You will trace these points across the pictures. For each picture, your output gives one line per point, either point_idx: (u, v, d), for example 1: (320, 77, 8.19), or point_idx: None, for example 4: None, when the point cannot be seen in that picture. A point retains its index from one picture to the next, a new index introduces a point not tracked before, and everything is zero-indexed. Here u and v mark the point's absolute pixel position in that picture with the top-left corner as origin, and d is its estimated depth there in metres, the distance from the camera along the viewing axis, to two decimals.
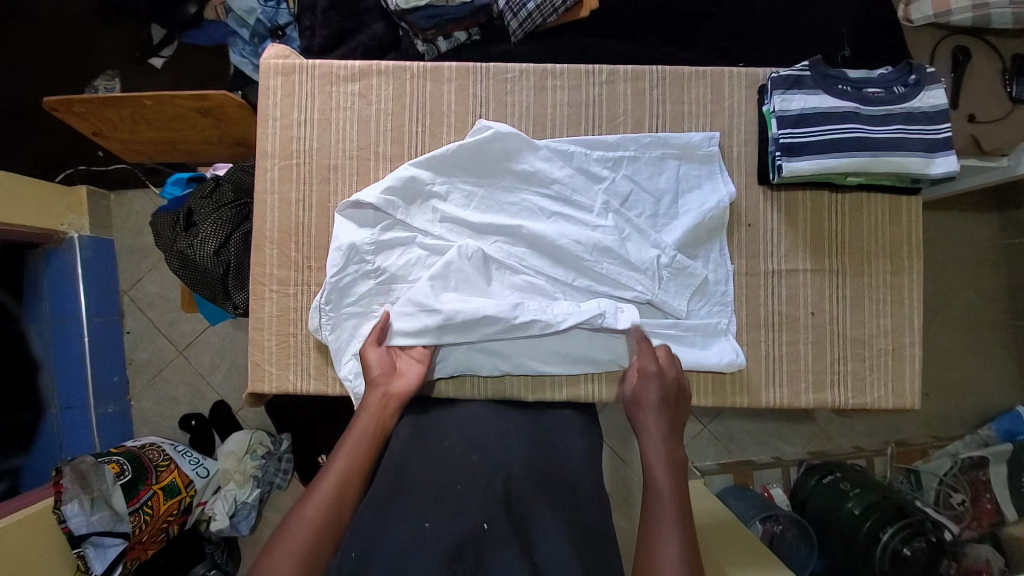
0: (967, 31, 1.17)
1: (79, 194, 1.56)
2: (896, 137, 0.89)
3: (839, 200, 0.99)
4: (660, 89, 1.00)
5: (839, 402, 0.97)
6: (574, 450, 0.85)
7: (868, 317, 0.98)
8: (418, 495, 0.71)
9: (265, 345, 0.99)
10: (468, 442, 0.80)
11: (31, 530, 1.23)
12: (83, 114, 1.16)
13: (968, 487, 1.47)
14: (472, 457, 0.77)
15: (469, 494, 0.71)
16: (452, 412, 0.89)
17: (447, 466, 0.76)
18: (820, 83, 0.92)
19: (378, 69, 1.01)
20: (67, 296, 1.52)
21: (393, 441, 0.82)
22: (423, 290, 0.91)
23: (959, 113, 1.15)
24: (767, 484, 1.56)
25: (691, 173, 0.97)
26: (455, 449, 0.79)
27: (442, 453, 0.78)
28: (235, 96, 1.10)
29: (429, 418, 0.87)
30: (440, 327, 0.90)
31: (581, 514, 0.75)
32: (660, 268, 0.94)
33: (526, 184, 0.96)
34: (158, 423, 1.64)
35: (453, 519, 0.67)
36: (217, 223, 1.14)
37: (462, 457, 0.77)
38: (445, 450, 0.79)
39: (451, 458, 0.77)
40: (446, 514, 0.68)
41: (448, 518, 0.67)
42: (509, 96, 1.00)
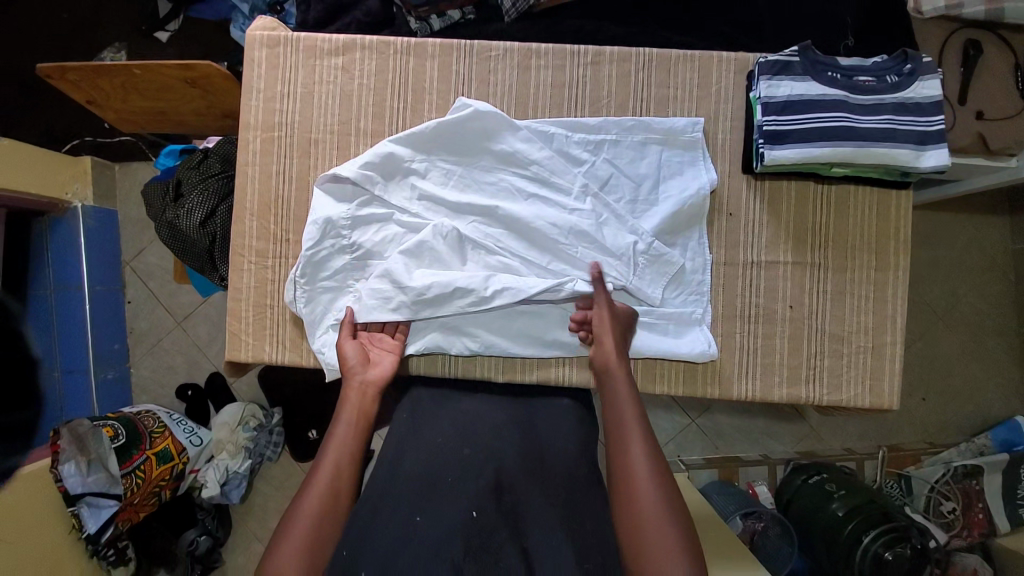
0: (977, 22, 1.12)
1: (84, 164, 1.58)
2: (884, 127, 0.87)
3: (824, 191, 0.97)
4: (646, 72, 0.98)
5: (814, 398, 0.96)
6: (571, 443, 0.82)
7: (848, 314, 0.96)
8: (408, 489, 0.69)
9: (242, 316, 1.00)
10: (461, 436, 0.78)
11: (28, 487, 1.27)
12: (76, 82, 1.18)
13: (961, 495, 1.43)
14: (465, 449, 0.75)
15: (459, 484, 0.68)
16: (456, 408, 0.88)
17: (441, 457, 0.74)
18: (809, 69, 0.90)
19: (362, 44, 1.00)
20: (68, 263, 1.55)
21: (391, 437, 0.83)
22: (397, 266, 0.92)
23: (967, 110, 1.10)
24: (752, 482, 1.54)
25: (674, 159, 0.95)
26: (448, 443, 0.76)
27: (435, 446, 0.76)
28: (221, 67, 1.11)
29: (421, 416, 0.87)
30: (416, 300, 0.90)
31: (580, 502, 0.70)
32: (636, 255, 0.92)
33: (505, 164, 0.96)
34: (153, 391, 1.68)
35: (440, 510, 0.65)
36: (203, 194, 1.15)
37: (453, 449, 0.75)
38: (437, 443, 0.77)
39: (443, 451, 0.75)
40: (436, 505, 0.65)
41: (439, 509, 0.65)
42: (492, 75, 0.99)
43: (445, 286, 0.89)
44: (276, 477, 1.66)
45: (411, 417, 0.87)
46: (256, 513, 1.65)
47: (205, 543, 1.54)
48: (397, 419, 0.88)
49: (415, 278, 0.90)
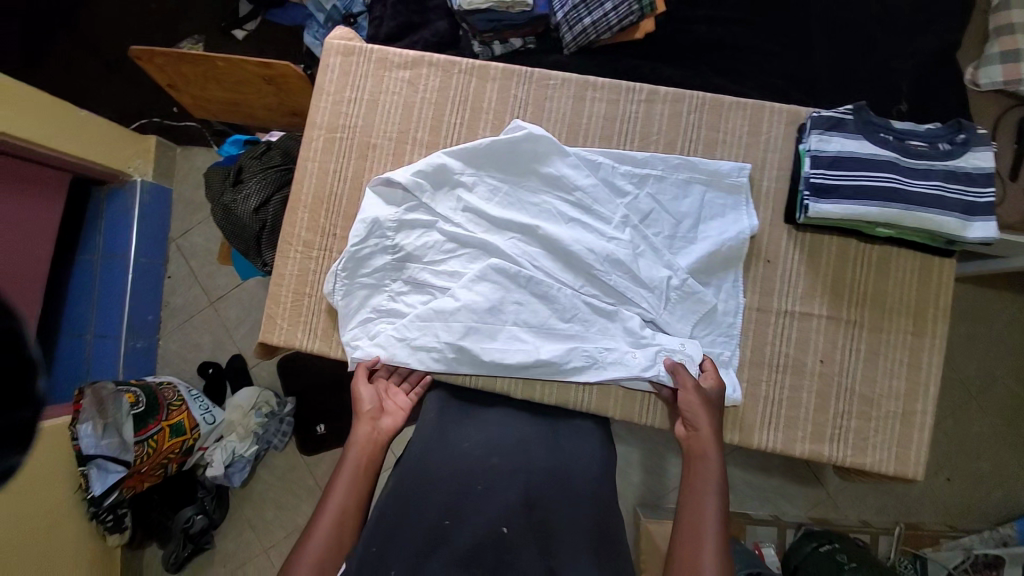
0: None
1: (150, 143, 1.69)
2: (933, 194, 0.87)
3: (866, 249, 0.96)
4: (697, 114, 1.00)
5: (837, 457, 0.94)
6: (596, 462, 0.84)
7: (880, 376, 0.94)
8: (440, 495, 0.73)
9: (280, 300, 1.04)
10: (488, 445, 0.81)
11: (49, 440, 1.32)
12: (162, 67, 1.27)
13: None
14: (492, 459, 0.78)
15: (489, 494, 0.73)
16: (480, 419, 0.91)
17: (467, 464, 0.77)
18: (861, 129, 0.91)
19: (429, 61, 1.06)
20: (120, 233, 1.65)
21: (418, 436, 0.85)
22: (480, 333, 0.94)
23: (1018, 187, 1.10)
24: (759, 542, 1.47)
25: (716, 202, 0.97)
26: (475, 450, 0.80)
27: (462, 454, 0.79)
28: (298, 69, 1.19)
29: (448, 420, 0.89)
30: (494, 368, 0.94)
31: (603, 525, 0.76)
32: (669, 289, 0.94)
33: (549, 187, 0.99)
34: (178, 365, 1.74)
35: (470, 519, 0.70)
36: (262, 182, 1.22)
37: (480, 458, 0.78)
38: (465, 450, 0.80)
39: (471, 460, 0.78)
40: (465, 511, 0.71)
41: (468, 516, 0.70)
42: (548, 101, 1.04)
43: (489, 332, 0.94)
44: (279, 466, 1.66)
45: (438, 420, 0.90)
46: (255, 499, 1.66)
47: (200, 522, 1.55)
48: (423, 427, 0.88)
49: (488, 350, 0.93)
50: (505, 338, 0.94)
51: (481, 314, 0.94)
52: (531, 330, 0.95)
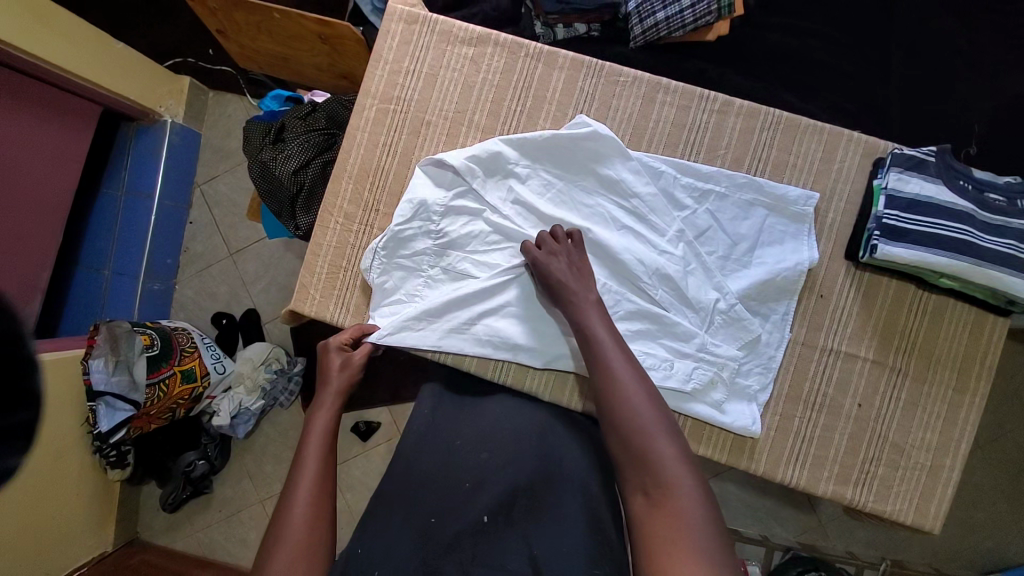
0: None
1: (183, 84, 1.65)
2: (1005, 252, 0.83)
3: (924, 298, 0.92)
4: (769, 133, 0.96)
5: (858, 502, 0.92)
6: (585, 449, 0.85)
7: (914, 428, 0.92)
8: (427, 491, 0.79)
9: (316, 271, 1.02)
10: (481, 438, 0.84)
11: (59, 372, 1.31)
12: (213, 10, 1.22)
13: None
14: (482, 454, 0.81)
15: (475, 492, 0.77)
16: (475, 412, 0.91)
17: (456, 458, 0.82)
18: (943, 173, 0.86)
19: (495, 40, 1.01)
20: (147, 172, 1.62)
21: (412, 424, 0.90)
22: (517, 314, 0.95)
23: None
24: (745, 559, 1.44)
25: (776, 227, 0.93)
26: (466, 445, 0.83)
27: (454, 448, 0.83)
28: (357, 32, 1.13)
29: (442, 415, 0.91)
30: (528, 350, 0.95)
31: (597, 516, 0.76)
32: (714, 313, 0.91)
33: (605, 189, 0.95)
34: (193, 313, 1.73)
35: (450, 514, 0.76)
36: (303, 145, 1.17)
37: (471, 452, 0.82)
38: (457, 447, 0.83)
39: (461, 456, 0.82)
40: (449, 508, 0.77)
41: (450, 513, 0.76)
42: (615, 99, 0.99)
43: (527, 323, 0.95)
44: (284, 424, 1.67)
45: (433, 411, 0.92)
46: (256, 452, 1.67)
47: (201, 467, 1.57)
48: (415, 417, 0.91)
49: (523, 335, 0.95)
50: (538, 330, 0.95)
51: (520, 296, 0.95)
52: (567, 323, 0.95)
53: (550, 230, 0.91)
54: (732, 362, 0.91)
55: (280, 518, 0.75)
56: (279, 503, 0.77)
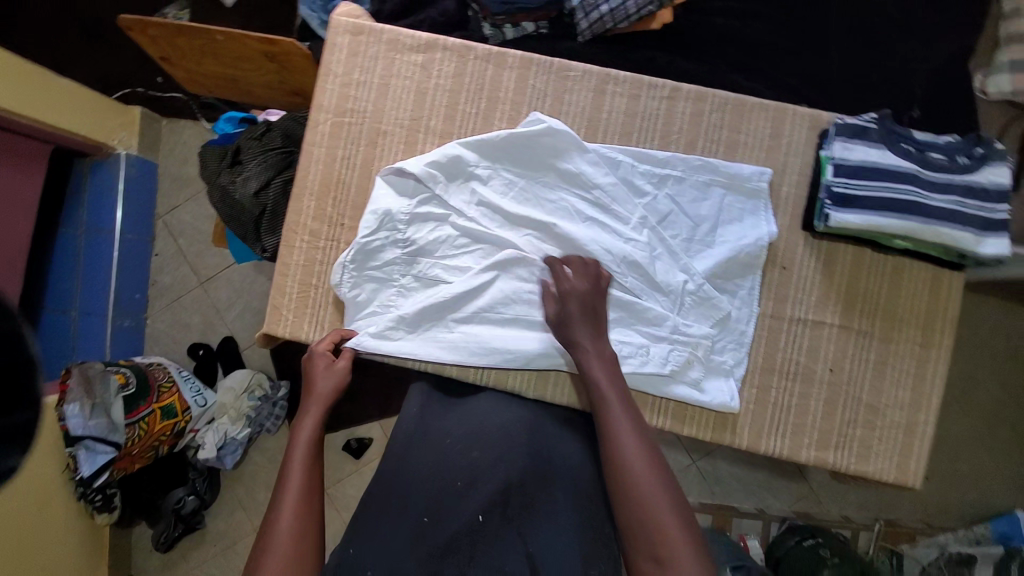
0: None
1: (134, 114, 1.61)
2: (951, 209, 0.86)
3: (882, 260, 0.96)
4: (718, 114, 0.98)
5: (841, 465, 0.95)
6: (579, 449, 0.89)
7: (886, 386, 0.95)
8: (419, 493, 0.79)
9: (286, 291, 1.00)
10: (469, 435, 0.85)
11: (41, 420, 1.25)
12: (155, 38, 1.20)
13: None
14: (473, 452, 0.81)
15: (468, 490, 0.77)
16: (463, 408, 0.94)
17: (446, 457, 0.82)
18: (884, 138, 0.90)
19: (443, 45, 1.01)
20: (106, 208, 1.58)
21: (400, 427, 0.91)
22: (492, 315, 0.95)
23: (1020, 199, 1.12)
24: (744, 534, 1.54)
25: (735, 205, 0.96)
26: (457, 444, 0.84)
27: (442, 447, 0.84)
28: (304, 48, 1.13)
29: (430, 414, 0.93)
30: (505, 350, 0.94)
31: (584, 509, 0.81)
32: (684, 294, 0.93)
33: (566, 183, 0.96)
34: (168, 347, 1.69)
35: (445, 513, 0.76)
36: (262, 166, 1.17)
37: (460, 451, 0.82)
38: (446, 445, 0.84)
39: (451, 455, 0.82)
40: (444, 508, 0.77)
41: (445, 515, 0.76)
42: (567, 94, 1.00)
43: (500, 321, 0.96)
44: (273, 450, 1.64)
45: (420, 415, 0.93)
46: (247, 481, 1.64)
47: (191, 503, 1.53)
48: (404, 418, 0.93)
49: (501, 335, 0.95)
50: (516, 328, 0.96)
51: (495, 296, 0.95)
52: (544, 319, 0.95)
53: (579, 258, 0.92)
54: (704, 341, 0.92)
55: (267, 529, 0.75)
56: (266, 514, 0.77)
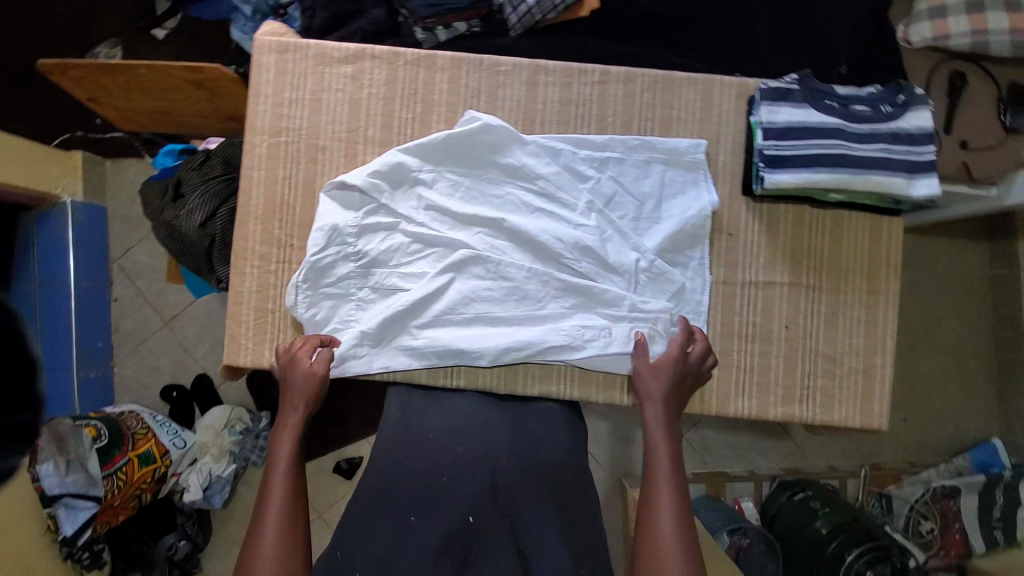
0: (972, 56, 1.18)
1: (75, 159, 1.55)
2: (878, 157, 0.90)
3: (821, 215, 0.99)
4: (649, 93, 1.00)
5: (807, 417, 0.98)
6: (563, 439, 0.89)
7: (841, 335, 0.98)
8: (406, 490, 0.77)
9: (242, 319, 0.99)
10: (452, 432, 0.84)
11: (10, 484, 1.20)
12: (78, 80, 1.17)
13: (939, 515, 1.49)
14: (457, 447, 0.81)
15: (454, 485, 0.76)
16: (443, 404, 0.92)
17: (433, 454, 0.80)
18: (808, 97, 0.93)
19: (371, 54, 1.01)
20: (57, 260, 1.51)
21: (383, 430, 0.88)
22: (451, 316, 0.95)
23: (953, 139, 1.18)
24: (738, 497, 1.58)
25: (676, 179, 0.98)
26: (440, 439, 0.82)
27: (427, 444, 0.82)
28: (230, 72, 1.11)
29: (411, 409, 0.92)
30: (469, 349, 0.94)
31: (569, 501, 0.81)
32: (638, 272, 0.95)
33: (511, 177, 0.97)
34: (140, 393, 1.64)
35: (435, 511, 0.75)
36: (204, 196, 1.14)
37: (445, 447, 0.81)
38: (431, 441, 0.82)
39: (437, 450, 0.81)
40: (430, 508, 0.75)
41: (434, 512, 0.75)
42: (500, 89, 1.01)
43: (463, 321, 0.95)
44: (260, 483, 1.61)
45: (402, 415, 0.91)
46: (238, 518, 1.61)
47: (183, 548, 1.48)
48: (387, 418, 0.90)
49: (463, 334, 0.95)
50: (478, 325, 0.95)
51: (452, 297, 0.95)
52: (505, 314, 0.95)
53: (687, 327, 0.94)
54: (663, 316, 0.95)
55: (254, 542, 0.78)
56: (251, 527, 0.80)
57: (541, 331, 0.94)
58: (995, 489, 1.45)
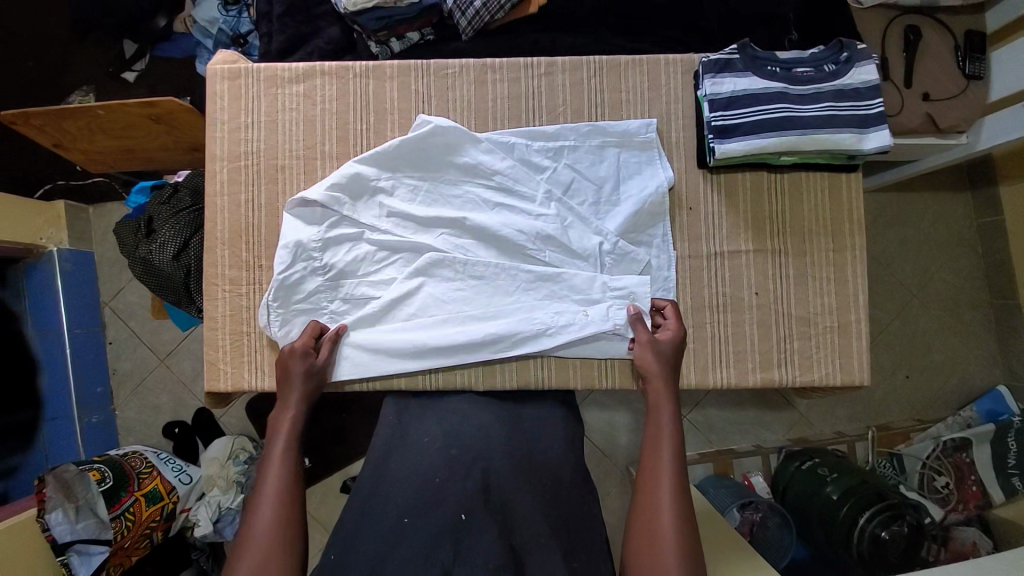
0: (923, 10, 1.16)
1: (57, 209, 1.53)
2: (825, 115, 0.90)
3: (778, 179, 1.00)
4: (597, 78, 1.01)
5: (787, 380, 0.98)
6: (558, 440, 0.87)
7: (812, 296, 0.99)
8: (400, 492, 0.76)
9: (219, 344, 1.00)
10: (448, 436, 0.83)
11: (18, 536, 1.20)
12: (41, 127, 1.19)
13: (953, 469, 1.47)
14: (452, 450, 0.80)
15: (446, 485, 0.74)
16: (436, 409, 0.93)
17: (427, 459, 0.79)
18: (749, 65, 0.94)
19: (321, 71, 1.03)
20: (48, 309, 1.50)
21: (378, 435, 0.89)
22: (421, 318, 0.96)
23: (916, 91, 1.15)
24: (748, 472, 1.55)
25: (631, 160, 0.99)
26: (434, 444, 0.82)
27: (422, 447, 0.82)
28: (184, 102, 1.14)
29: (408, 417, 0.92)
30: (443, 350, 0.95)
31: (563, 501, 0.78)
32: (603, 255, 0.96)
33: (468, 176, 0.98)
34: (143, 433, 1.62)
35: (429, 511, 0.72)
36: (175, 228, 1.15)
37: (440, 450, 0.80)
38: (424, 444, 0.83)
39: (430, 454, 0.80)
40: (421, 507, 0.73)
41: (427, 514, 0.71)
42: (451, 91, 1.02)
43: (435, 324, 0.96)
44: None
45: (397, 420, 0.92)
46: None
47: None
48: (382, 424, 0.91)
49: (437, 336, 0.96)
50: (450, 325, 0.96)
51: (423, 300, 0.96)
52: (476, 312, 0.96)
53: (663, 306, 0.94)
54: (639, 290, 0.95)
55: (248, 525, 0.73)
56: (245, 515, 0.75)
57: (515, 325, 0.95)
58: (1008, 436, 1.44)
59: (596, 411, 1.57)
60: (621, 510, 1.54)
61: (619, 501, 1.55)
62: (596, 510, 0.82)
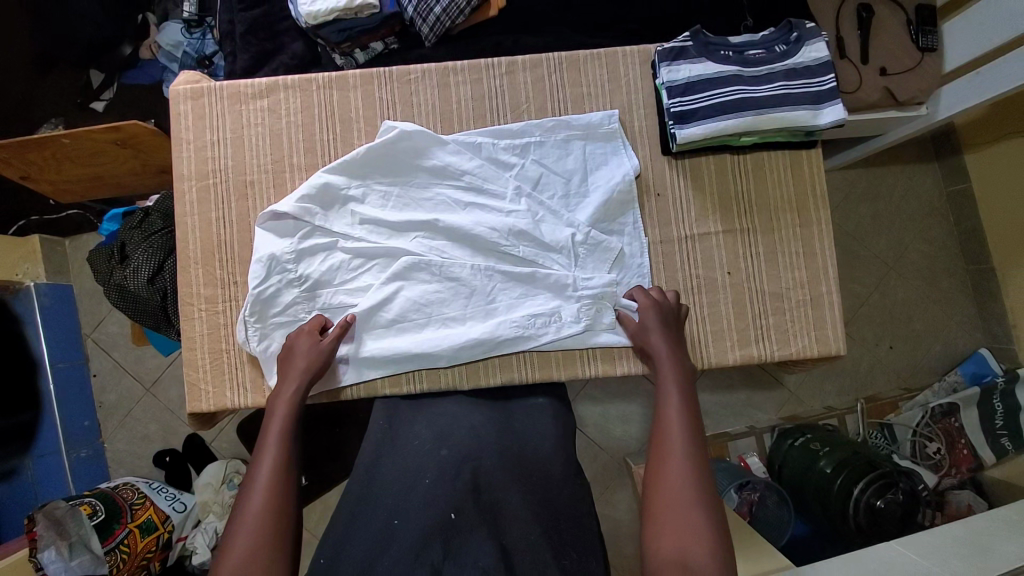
0: None
1: (31, 243, 1.51)
2: (779, 94, 0.93)
3: (741, 161, 1.02)
4: (558, 74, 1.03)
5: (765, 355, 1.00)
6: (549, 435, 0.87)
7: (783, 272, 1.01)
8: (388, 496, 0.76)
9: (199, 364, 1.00)
10: (437, 436, 0.84)
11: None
12: (6, 159, 1.18)
13: (944, 435, 1.49)
14: (441, 450, 0.80)
15: (436, 486, 0.74)
16: (428, 412, 0.93)
17: (415, 461, 0.80)
18: (703, 51, 0.96)
19: (284, 84, 1.04)
20: (29, 344, 1.48)
21: (366, 442, 0.89)
22: (402, 321, 0.96)
23: (872, 67, 1.18)
24: (743, 454, 1.57)
25: (597, 151, 1.01)
26: (424, 446, 0.82)
27: (412, 452, 0.82)
28: (147, 125, 1.14)
29: (398, 422, 0.92)
30: (425, 354, 0.95)
31: (553, 497, 0.77)
32: (576, 246, 0.98)
33: (438, 178, 0.99)
34: (134, 464, 1.59)
35: (419, 512, 0.72)
36: (149, 251, 1.15)
37: (429, 452, 0.80)
38: (414, 447, 0.83)
39: (419, 456, 0.80)
40: (409, 510, 0.73)
41: (414, 514, 0.72)
42: (414, 96, 1.04)
43: (415, 327, 0.97)
44: None
45: (387, 426, 0.92)
46: None
47: None
48: (372, 431, 0.91)
49: (419, 339, 0.96)
50: (432, 327, 0.97)
51: (405, 301, 0.96)
52: (459, 308, 0.97)
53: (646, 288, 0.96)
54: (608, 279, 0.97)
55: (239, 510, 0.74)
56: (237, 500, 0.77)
57: (495, 322, 0.96)
58: (993, 397, 1.47)
59: (590, 405, 1.57)
60: (623, 503, 1.54)
61: (618, 495, 1.55)
62: (588, 503, 0.81)
